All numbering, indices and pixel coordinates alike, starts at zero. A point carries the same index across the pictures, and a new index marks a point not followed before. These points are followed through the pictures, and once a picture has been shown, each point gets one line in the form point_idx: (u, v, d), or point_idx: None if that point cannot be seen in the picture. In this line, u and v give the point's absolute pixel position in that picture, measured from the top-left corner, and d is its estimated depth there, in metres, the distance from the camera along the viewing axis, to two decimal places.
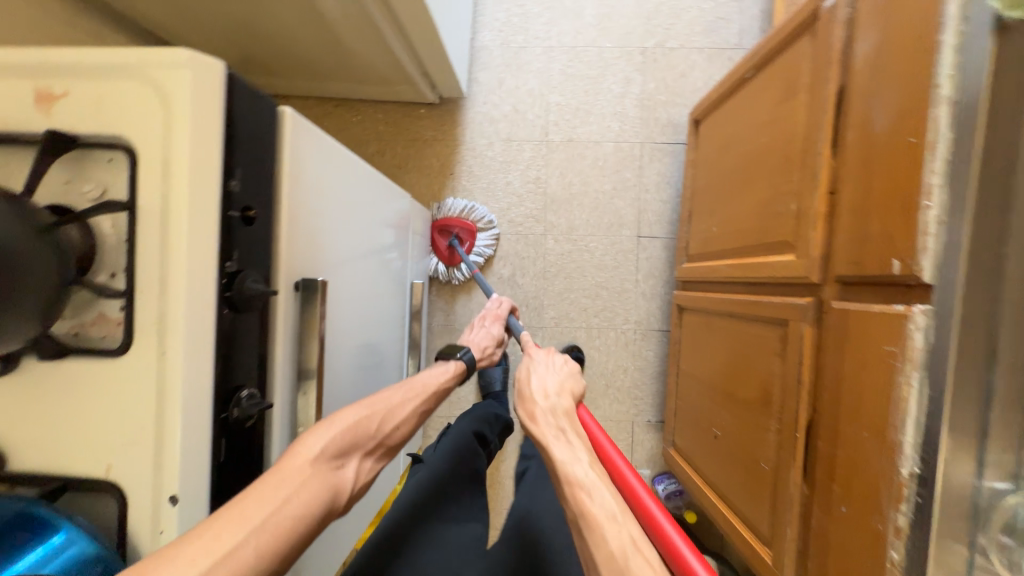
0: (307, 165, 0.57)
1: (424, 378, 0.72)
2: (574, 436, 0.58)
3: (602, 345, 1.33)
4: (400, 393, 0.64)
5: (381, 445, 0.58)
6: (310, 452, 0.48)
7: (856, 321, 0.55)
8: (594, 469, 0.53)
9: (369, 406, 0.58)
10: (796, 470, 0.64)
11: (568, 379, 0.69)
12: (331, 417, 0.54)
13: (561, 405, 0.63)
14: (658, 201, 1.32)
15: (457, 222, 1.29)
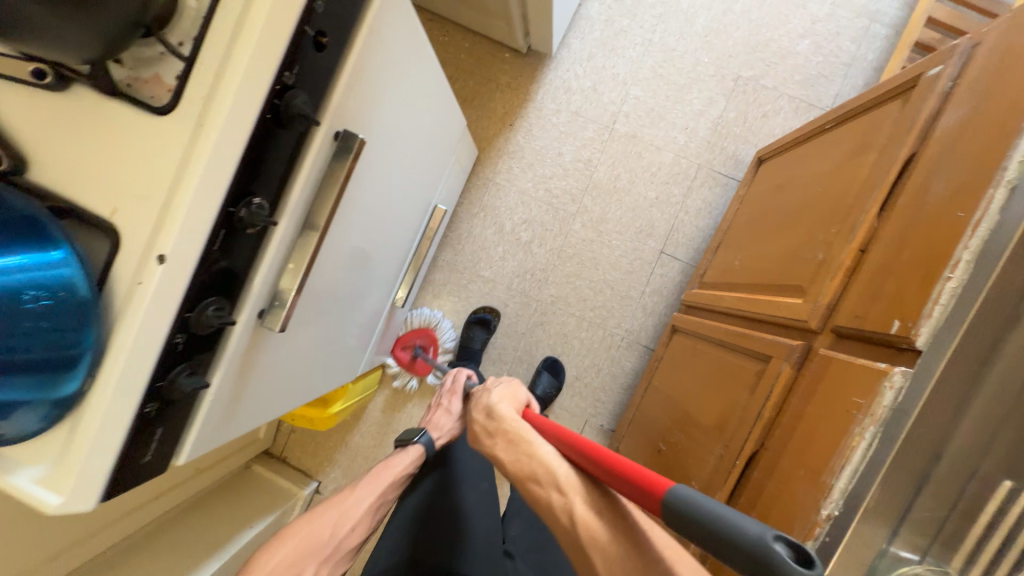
0: (388, 29, 0.58)
1: (387, 467, 0.81)
2: (510, 426, 0.65)
3: (587, 339, 1.34)
4: (367, 488, 0.76)
5: (334, 550, 0.70)
6: (272, 561, 0.64)
7: (836, 369, 0.56)
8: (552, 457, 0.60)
9: (328, 515, 0.71)
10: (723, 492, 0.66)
11: (509, 390, 0.72)
12: (286, 530, 0.68)
13: (500, 409, 0.68)
14: (693, 226, 1.32)
15: (414, 336, 1.29)
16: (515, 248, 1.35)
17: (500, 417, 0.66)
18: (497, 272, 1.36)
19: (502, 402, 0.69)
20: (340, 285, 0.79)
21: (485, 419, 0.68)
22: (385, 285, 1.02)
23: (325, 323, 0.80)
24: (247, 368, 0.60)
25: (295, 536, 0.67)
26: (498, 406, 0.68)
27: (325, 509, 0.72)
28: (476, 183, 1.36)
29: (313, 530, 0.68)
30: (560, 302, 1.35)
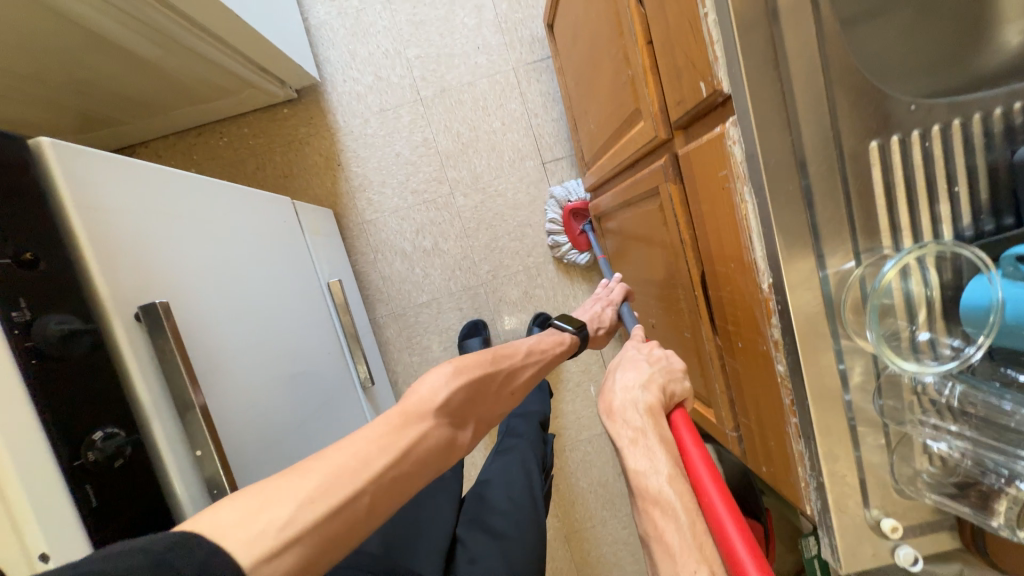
0: (114, 196, 0.53)
1: (549, 340, 0.83)
2: (654, 438, 0.54)
3: (546, 281, 1.33)
4: (527, 350, 0.77)
5: (490, 406, 0.67)
6: (438, 401, 0.58)
7: (696, 159, 0.54)
8: (674, 485, 0.48)
9: (497, 361, 0.70)
10: (705, 325, 0.65)
11: (659, 374, 0.64)
12: (456, 365, 0.63)
13: (643, 400, 0.59)
14: (550, 122, 1.29)
15: (591, 206, 1.22)
16: (428, 259, 1.32)
17: (634, 401, 0.59)
18: (431, 289, 1.33)
19: (639, 390, 0.61)
20: (290, 418, 0.76)
21: (621, 403, 0.60)
22: (338, 380, 1.00)
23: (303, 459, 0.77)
24: None
25: (462, 372, 0.63)
26: (635, 389, 0.61)
27: (491, 358, 0.69)
28: (353, 233, 1.31)
29: (482, 375, 0.66)
30: (501, 270, 1.33)
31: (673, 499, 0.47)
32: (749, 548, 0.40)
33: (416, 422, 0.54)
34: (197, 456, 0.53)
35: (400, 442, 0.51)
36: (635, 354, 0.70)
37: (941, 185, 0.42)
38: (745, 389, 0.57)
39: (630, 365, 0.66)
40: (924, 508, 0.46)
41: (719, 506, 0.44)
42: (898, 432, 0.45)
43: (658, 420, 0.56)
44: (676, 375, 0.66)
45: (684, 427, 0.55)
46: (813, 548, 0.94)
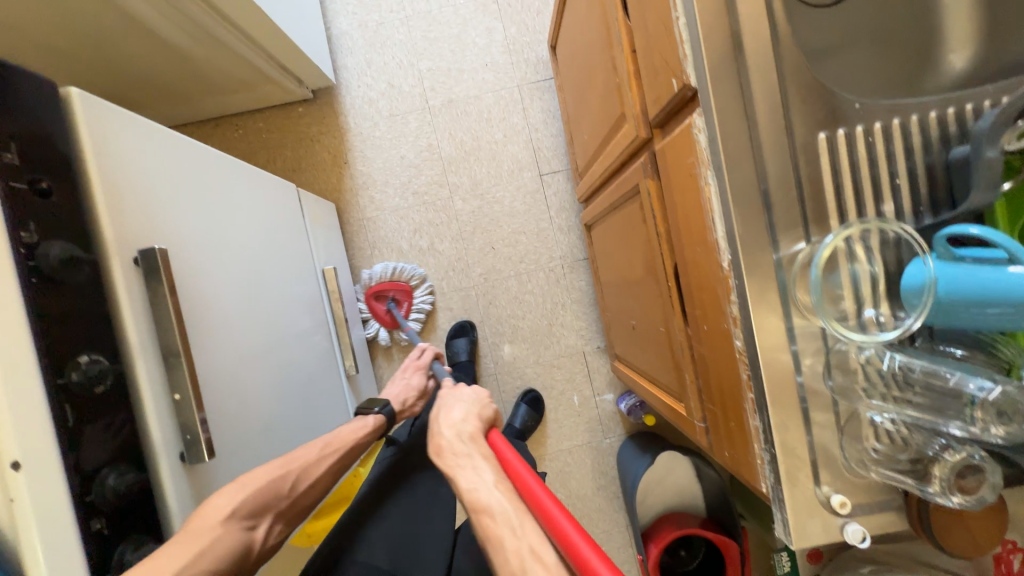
0: (132, 150, 0.58)
1: (345, 432, 0.84)
2: (478, 458, 0.68)
3: (535, 287, 1.37)
4: (317, 450, 0.77)
5: (292, 502, 0.72)
6: (222, 512, 0.59)
7: (669, 152, 0.59)
8: (498, 488, 0.62)
9: (285, 465, 0.71)
10: (677, 315, 0.68)
11: (475, 406, 0.78)
12: (245, 475, 0.65)
13: (466, 431, 0.73)
14: (549, 137, 1.36)
15: (388, 287, 1.30)
16: (423, 258, 1.36)
17: (459, 435, 0.72)
18: (424, 288, 1.36)
19: (461, 422, 0.74)
20: (271, 385, 0.78)
21: (450, 442, 0.72)
22: (324, 362, 1.02)
23: (281, 428, 0.78)
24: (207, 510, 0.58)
25: (247, 482, 0.64)
26: (462, 425, 0.73)
27: (281, 462, 0.71)
28: (352, 228, 1.35)
29: (275, 478, 0.69)
30: (493, 274, 1.36)
31: (491, 502, 0.61)
32: (554, 501, 0.52)
33: (210, 527, 0.57)
34: (176, 401, 0.56)
35: (202, 544, 0.55)
36: (453, 397, 0.81)
37: (884, 177, 0.46)
38: (709, 373, 0.60)
39: (452, 406, 0.78)
40: (872, 486, 0.47)
41: (539, 497, 0.54)
42: (848, 409, 0.47)
43: (481, 445, 0.71)
44: (487, 400, 0.81)
45: (499, 442, 0.70)
46: (785, 565, 0.92)
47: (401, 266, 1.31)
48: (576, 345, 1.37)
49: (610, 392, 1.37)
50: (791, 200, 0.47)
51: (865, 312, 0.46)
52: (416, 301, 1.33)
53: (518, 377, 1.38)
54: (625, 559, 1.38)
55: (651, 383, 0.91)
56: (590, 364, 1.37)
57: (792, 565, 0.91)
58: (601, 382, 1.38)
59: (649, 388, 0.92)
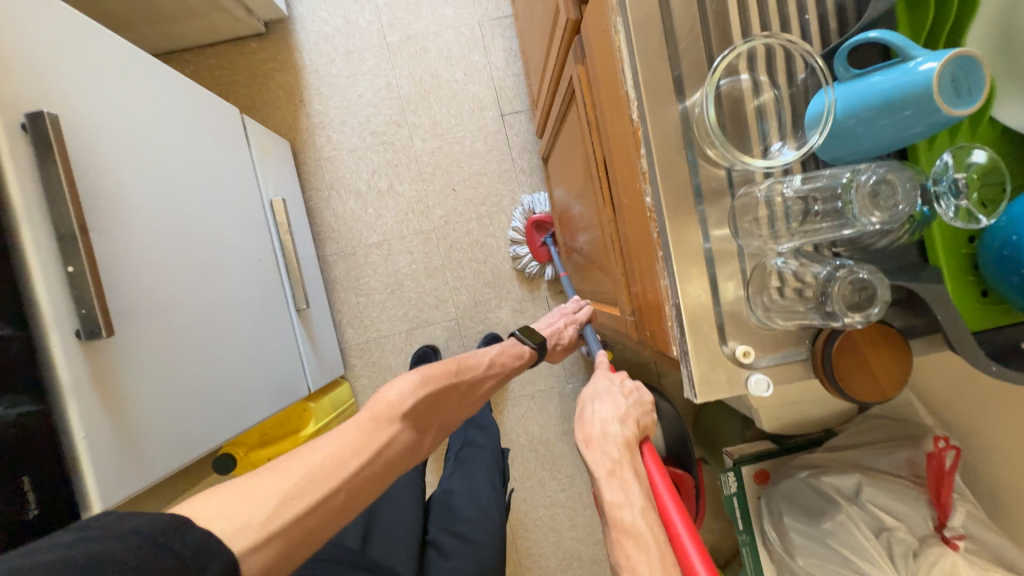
0: (21, 11, 0.55)
1: (515, 343, 0.87)
2: (628, 469, 0.55)
3: (497, 231, 1.35)
4: (496, 352, 0.82)
5: (459, 404, 0.74)
6: (394, 402, 0.62)
7: (588, 19, 0.56)
8: (646, 517, 0.49)
9: (461, 363, 0.74)
10: (607, 207, 0.65)
11: (635, 408, 0.64)
12: (424, 374, 0.67)
13: (623, 433, 0.59)
14: (511, 75, 1.33)
15: (553, 219, 1.27)
16: (383, 199, 1.33)
17: (610, 433, 0.59)
18: (383, 231, 1.34)
19: (616, 423, 0.60)
20: (197, 293, 0.75)
21: (600, 435, 0.60)
22: (269, 289, 0.99)
23: (208, 338, 0.76)
24: (108, 392, 0.56)
25: (426, 380, 0.67)
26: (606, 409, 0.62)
27: (457, 368, 0.73)
28: (309, 169, 1.32)
29: (445, 382, 0.70)
30: (454, 216, 1.34)
31: (645, 531, 0.48)
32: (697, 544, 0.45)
33: (384, 427, 0.59)
34: (71, 277, 0.54)
35: (368, 448, 0.57)
36: (600, 386, 0.69)
37: (794, 13, 0.44)
38: (631, 253, 0.58)
39: (606, 398, 0.66)
40: (778, 339, 0.46)
41: (685, 537, 0.46)
42: (753, 262, 0.46)
43: (634, 454, 0.57)
44: (648, 406, 0.66)
45: (650, 461, 0.57)
46: (732, 484, 0.92)
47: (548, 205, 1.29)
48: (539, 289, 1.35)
49: None
50: (697, 37, 0.44)
51: (774, 145, 0.44)
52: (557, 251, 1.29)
53: (480, 322, 1.35)
54: (587, 504, 1.38)
55: (596, 301, 0.89)
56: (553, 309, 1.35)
57: (738, 485, 0.91)
58: None
59: None
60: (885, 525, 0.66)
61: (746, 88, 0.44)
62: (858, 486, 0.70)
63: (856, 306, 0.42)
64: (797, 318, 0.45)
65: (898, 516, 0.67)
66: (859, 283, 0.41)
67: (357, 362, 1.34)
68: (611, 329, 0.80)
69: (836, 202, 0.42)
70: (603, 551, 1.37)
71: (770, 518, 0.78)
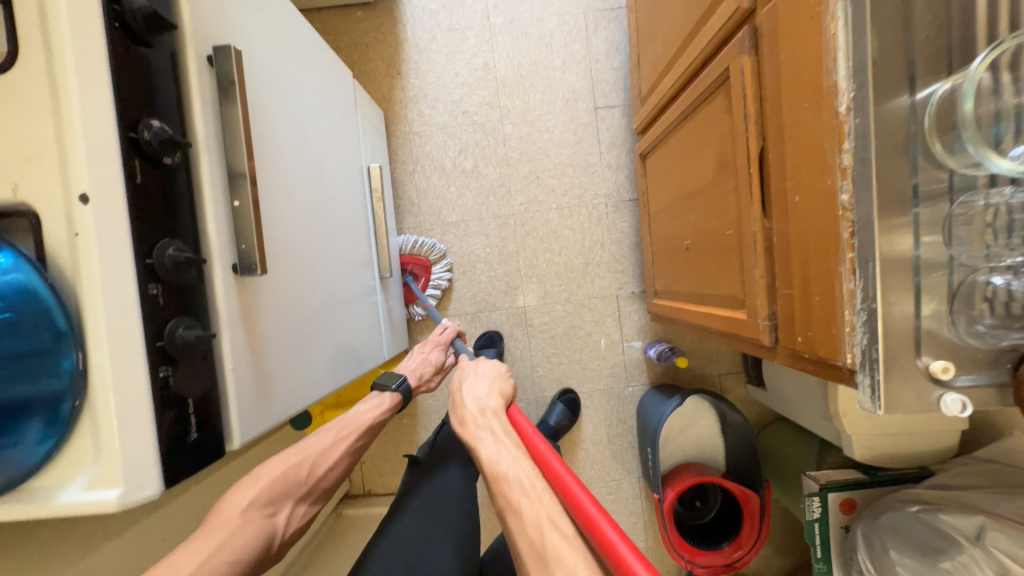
0: None
1: (359, 414, 0.83)
2: (501, 432, 0.70)
3: (575, 223, 1.33)
4: (331, 434, 0.78)
5: (312, 489, 0.74)
6: (238, 506, 0.65)
7: (783, 7, 0.54)
8: (519, 463, 0.64)
9: (296, 455, 0.74)
10: (756, 205, 0.63)
11: (496, 380, 0.81)
12: (257, 471, 0.69)
13: (489, 404, 0.75)
14: (610, 69, 1.31)
15: (408, 260, 1.28)
16: (466, 180, 1.33)
17: (481, 410, 0.74)
18: (462, 211, 1.33)
19: (484, 397, 0.76)
20: (315, 247, 0.76)
21: (473, 412, 0.74)
22: (362, 253, 1.00)
23: (320, 293, 0.76)
24: (252, 330, 0.57)
25: (262, 476, 0.69)
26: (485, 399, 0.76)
27: (297, 451, 0.74)
28: (398, 141, 1.32)
29: (288, 471, 0.71)
30: (533, 204, 1.33)
31: (510, 475, 0.62)
32: (576, 482, 0.52)
33: (228, 520, 0.63)
34: (235, 212, 0.54)
35: (219, 538, 0.60)
36: (471, 370, 0.83)
37: None
38: (792, 254, 0.56)
39: (472, 381, 0.81)
40: (977, 360, 0.44)
41: (556, 466, 0.56)
42: (961, 276, 0.44)
43: (501, 418, 0.73)
44: (507, 376, 0.84)
45: (518, 415, 0.73)
46: (815, 510, 0.88)
47: (423, 240, 1.29)
48: (610, 287, 1.33)
49: (638, 340, 1.33)
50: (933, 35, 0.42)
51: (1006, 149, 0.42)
52: (434, 276, 1.30)
53: (547, 314, 1.34)
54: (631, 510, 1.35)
55: (698, 303, 0.87)
56: (622, 309, 1.33)
57: (822, 511, 0.87)
58: (631, 330, 1.34)
59: (695, 310, 0.88)
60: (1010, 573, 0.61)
61: (985, 87, 0.41)
62: (981, 528, 0.65)
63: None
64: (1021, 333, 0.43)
65: None
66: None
67: (420, 338, 1.34)
68: (721, 333, 0.78)
69: None
70: None
71: (867, 548, 0.76)
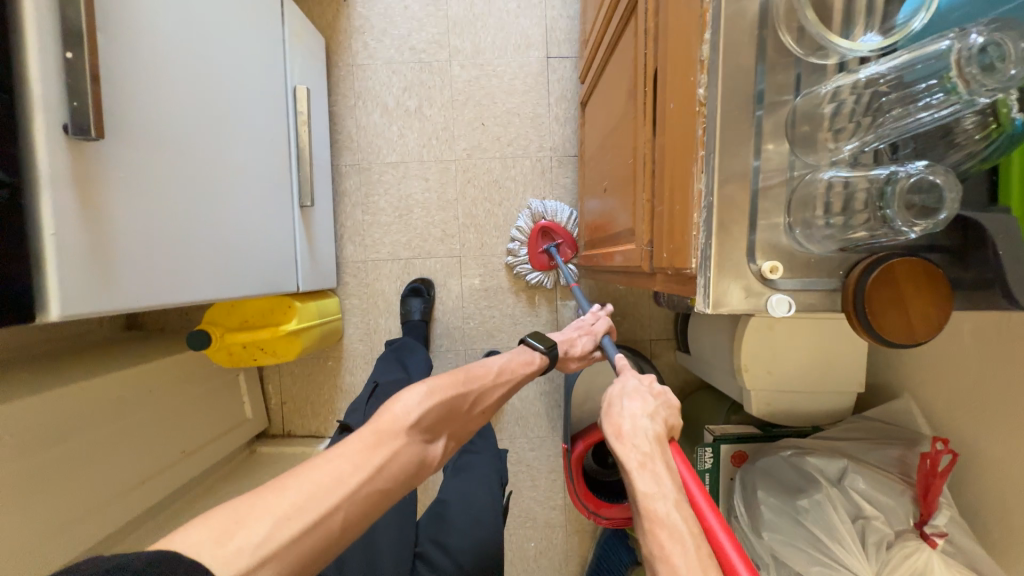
0: None
1: (516, 363, 0.82)
2: (663, 468, 0.53)
3: (518, 175, 1.30)
4: (494, 373, 0.78)
5: (466, 423, 0.72)
6: (407, 420, 0.62)
7: None
8: (680, 510, 0.49)
9: (466, 381, 0.73)
10: (646, 126, 0.61)
11: (663, 406, 0.62)
12: (432, 385, 0.68)
13: (652, 430, 0.58)
14: (565, 18, 1.27)
15: (563, 233, 1.24)
16: (408, 120, 1.28)
17: (641, 428, 0.58)
18: (402, 152, 1.29)
19: (646, 420, 0.59)
20: (200, 148, 0.72)
21: (632, 428, 0.58)
22: (277, 173, 0.96)
23: (205, 196, 0.72)
24: (88, 206, 0.53)
25: (436, 393, 0.67)
26: (636, 413, 0.60)
27: (465, 379, 0.73)
28: (340, 73, 1.27)
29: (456, 395, 0.70)
30: (477, 151, 1.30)
31: (680, 523, 0.47)
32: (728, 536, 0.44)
33: (393, 436, 0.60)
34: (70, 65, 0.49)
35: (374, 460, 0.56)
36: (633, 383, 0.67)
37: None
38: (665, 167, 0.54)
39: (636, 394, 0.64)
40: (810, 266, 0.42)
41: (717, 528, 0.46)
42: (803, 177, 0.42)
43: (666, 452, 0.56)
44: (674, 408, 0.64)
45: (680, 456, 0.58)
46: (707, 461, 0.88)
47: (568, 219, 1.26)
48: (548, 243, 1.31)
49: (573, 299, 1.32)
50: None
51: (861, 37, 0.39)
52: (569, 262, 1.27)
53: (483, 265, 1.32)
54: (552, 468, 1.36)
55: (608, 245, 0.85)
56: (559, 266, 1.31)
57: (713, 462, 0.88)
58: (566, 288, 1.32)
59: (605, 252, 0.86)
60: (863, 513, 0.63)
61: None
62: (843, 471, 0.67)
63: (923, 212, 0.36)
64: (845, 231, 0.41)
65: (879, 507, 0.64)
66: (918, 183, 0.36)
67: (350, 280, 1.30)
68: (621, 270, 0.77)
69: (919, 100, 0.37)
70: (558, 516, 1.35)
71: (742, 490, 0.76)
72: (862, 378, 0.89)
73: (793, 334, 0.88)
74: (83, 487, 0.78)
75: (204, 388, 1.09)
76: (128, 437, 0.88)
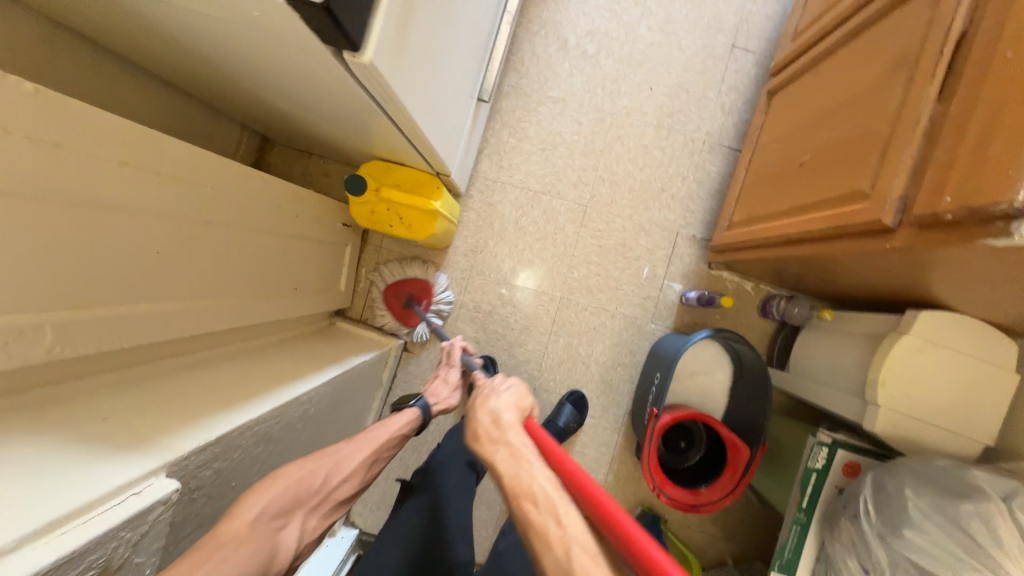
0: None
1: (381, 427, 0.76)
2: (516, 444, 0.62)
3: (668, 147, 1.31)
4: (349, 444, 0.71)
5: (325, 500, 0.65)
6: (249, 514, 0.54)
7: None
8: (544, 477, 0.58)
9: (315, 462, 0.65)
10: (932, 87, 0.61)
11: (517, 391, 0.71)
12: (272, 474, 0.60)
13: (503, 414, 0.66)
14: (760, 15, 1.31)
15: (412, 281, 1.27)
16: (582, 62, 1.30)
17: (507, 418, 0.66)
18: (566, 90, 1.31)
19: (508, 406, 0.68)
20: None
21: (498, 416, 0.66)
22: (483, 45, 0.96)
23: (454, 32, 0.74)
24: None
25: (277, 479, 0.60)
26: (501, 411, 0.66)
27: (308, 459, 0.65)
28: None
29: (303, 477, 0.62)
30: (637, 113, 1.31)
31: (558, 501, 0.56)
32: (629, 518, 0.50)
33: (237, 528, 0.53)
34: None
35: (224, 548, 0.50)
36: (498, 381, 0.74)
37: None
38: (973, 122, 0.54)
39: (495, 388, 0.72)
40: None
41: (617, 513, 0.51)
42: None
43: (515, 429, 0.64)
44: (526, 391, 0.73)
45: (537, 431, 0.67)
46: (819, 460, 0.85)
47: None
48: (674, 221, 1.30)
49: (679, 283, 1.31)
50: None
51: None
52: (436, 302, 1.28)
53: (604, 223, 1.31)
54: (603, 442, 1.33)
55: (796, 212, 0.85)
56: (676, 247, 1.30)
57: (826, 463, 0.85)
58: (675, 271, 1.31)
59: (788, 221, 0.86)
60: None
61: None
62: (1011, 491, 0.65)
63: None
64: None
65: None
66: None
67: (475, 193, 1.31)
68: (819, 234, 0.77)
69: None
70: None
71: (872, 490, 0.76)
72: (994, 431, 0.86)
73: (943, 365, 0.85)
74: (236, 271, 0.78)
75: (323, 239, 1.10)
76: (270, 250, 0.88)
